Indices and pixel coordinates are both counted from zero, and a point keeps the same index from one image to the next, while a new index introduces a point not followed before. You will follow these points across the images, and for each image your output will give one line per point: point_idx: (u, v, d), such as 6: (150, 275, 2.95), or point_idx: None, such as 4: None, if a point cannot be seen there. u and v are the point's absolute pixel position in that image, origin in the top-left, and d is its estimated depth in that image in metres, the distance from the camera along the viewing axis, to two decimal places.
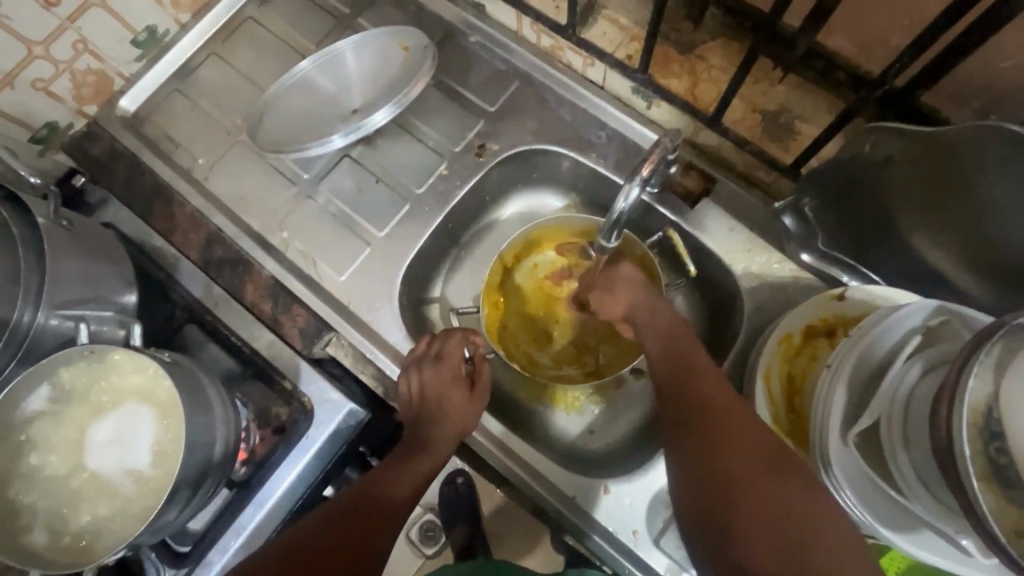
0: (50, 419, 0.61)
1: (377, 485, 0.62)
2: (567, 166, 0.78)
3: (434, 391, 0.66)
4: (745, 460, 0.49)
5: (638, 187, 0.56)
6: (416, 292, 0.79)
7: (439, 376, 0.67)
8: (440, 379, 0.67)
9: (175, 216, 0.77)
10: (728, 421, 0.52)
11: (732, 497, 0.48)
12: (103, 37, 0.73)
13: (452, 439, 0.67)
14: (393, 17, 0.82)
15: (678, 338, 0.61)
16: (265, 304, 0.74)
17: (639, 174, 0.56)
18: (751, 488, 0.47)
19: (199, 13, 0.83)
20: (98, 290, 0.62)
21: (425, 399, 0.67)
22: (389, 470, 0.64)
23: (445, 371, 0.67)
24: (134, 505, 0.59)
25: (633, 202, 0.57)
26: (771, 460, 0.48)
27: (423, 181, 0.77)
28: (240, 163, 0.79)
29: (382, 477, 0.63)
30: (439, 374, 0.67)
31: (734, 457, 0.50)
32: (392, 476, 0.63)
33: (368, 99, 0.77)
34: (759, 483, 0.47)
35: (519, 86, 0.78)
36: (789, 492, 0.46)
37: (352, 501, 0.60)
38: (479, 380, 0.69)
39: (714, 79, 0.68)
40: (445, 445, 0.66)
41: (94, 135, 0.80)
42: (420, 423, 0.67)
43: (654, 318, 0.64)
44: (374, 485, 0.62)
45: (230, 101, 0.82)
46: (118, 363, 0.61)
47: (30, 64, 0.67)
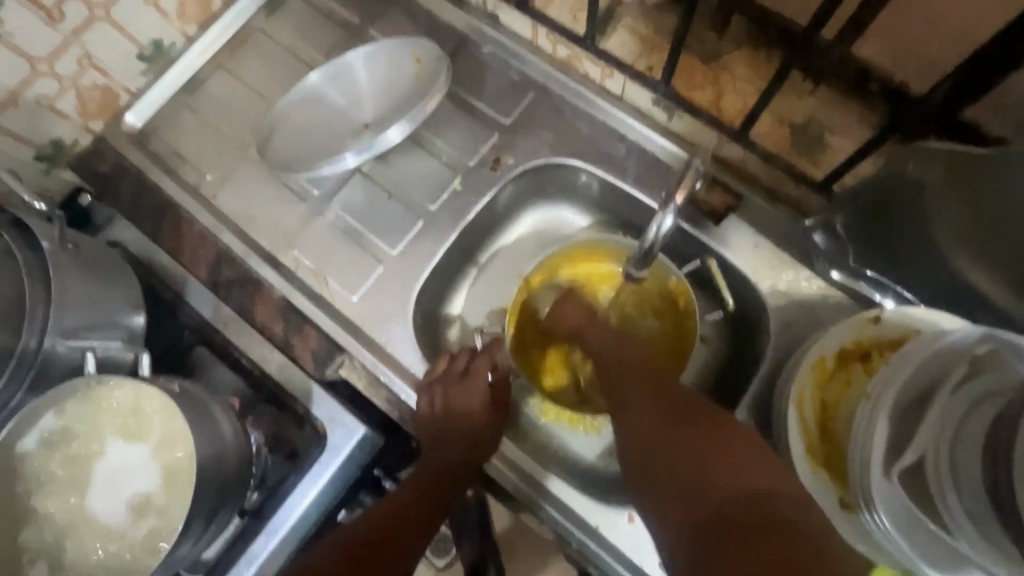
0: (57, 449, 0.59)
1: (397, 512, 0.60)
2: (584, 179, 0.76)
3: (463, 408, 0.65)
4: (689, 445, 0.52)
5: (672, 215, 0.55)
6: (429, 310, 0.77)
7: (474, 394, 0.66)
8: (472, 396, 0.66)
9: (183, 234, 0.75)
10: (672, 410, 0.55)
11: (679, 483, 0.50)
12: (108, 52, 0.71)
13: (474, 465, 0.65)
14: (404, 28, 0.80)
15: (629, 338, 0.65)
16: (276, 325, 0.72)
17: (673, 201, 0.55)
18: (707, 472, 0.49)
19: (206, 24, 0.81)
20: (106, 316, 0.61)
21: (452, 419, 0.65)
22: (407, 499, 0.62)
23: (477, 388, 0.67)
24: (144, 539, 0.57)
25: (666, 233, 0.57)
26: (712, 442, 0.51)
27: (436, 198, 0.75)
28: (250, 180, 0.77)
29: (398, 501, 0.62)
30: (470, 392, 0.66)
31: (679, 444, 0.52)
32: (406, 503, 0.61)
33: (380, 114, 0.75)
34: (708, 467, 0.50)
35: (534, 98, 0.76)
36: (731, 471, 0.48)
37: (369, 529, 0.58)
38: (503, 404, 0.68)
39: (740, 91, 0.65)
40: (467, 471, 0.65)
41: (100, 151, 0.78)
42: (439, 447, 0.65)
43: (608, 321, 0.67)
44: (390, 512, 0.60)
45: (238, 115, 0.80)
46: (126, 392, 0.59)
47: (34, 81, 0.66)
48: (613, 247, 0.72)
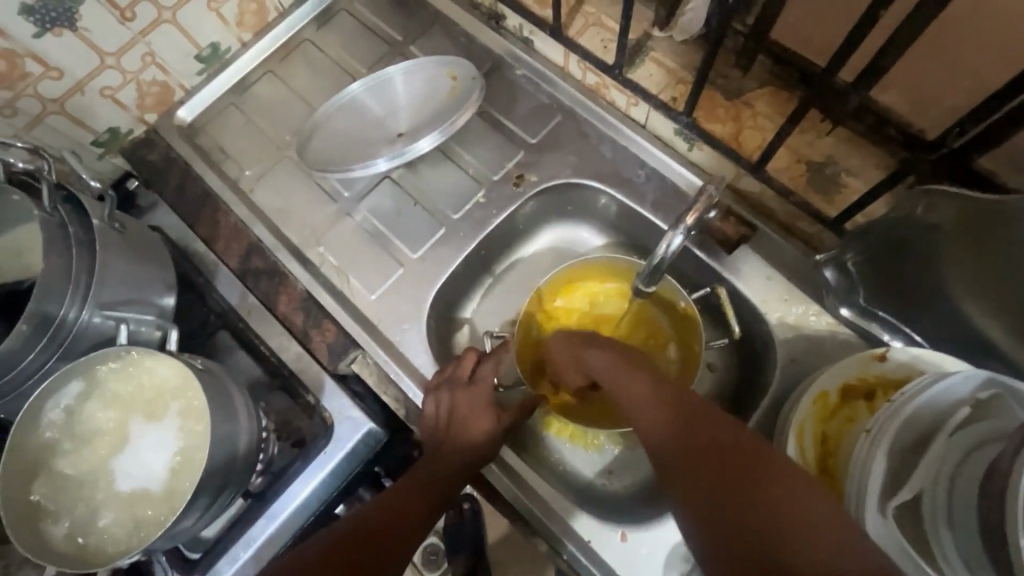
0: (83, 415, 0.63)
1: (394, 505, 0.61)
2: (604, 202, 0.78)
3: (465, 409, 0.67)
4: (744, 497, 0.42)
5: (681, 235, 0.58)
6: (443, 316, 0.79)
7: (480, 396, 0.68)
8: (475, 399, 0.68)
9: (219, 223, 0.79)
10: (721, 449, 0.44)
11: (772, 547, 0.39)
12: (170, 51, 0.77)
13: (471, 468, 0.66)
14: (443, 48, 0.85)
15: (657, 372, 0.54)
16: (297, 317, 0.75)
17: (682, 223, 0.57)
18: (778, 526, 0.39)
19: (260, 33, 0.86)
20: (141, 292, 0.65)
21: (455, 419, 0.67)
22: (403, 496, 0.62)
23: (485, 391, 0.69)
24: (150, 512, 0.59)
25: (674, 251, 0.59)
26: (794, 506, 0.40)
27: (459, 207, 0.78)
28: (286, 178, 0.81)
29: (391, 500, 0.62)
30: (473, 395, 0.68)
31: (745, 508, 0.41)
32: (404, 499, 0.62)
33: (414, 125, 0.79)
34: (778, 524, 0.39)
35: (562, 120, 0.80)
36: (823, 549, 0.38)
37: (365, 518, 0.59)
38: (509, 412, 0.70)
39: (759, 127, 0.67)
40: (464, 472, 0.66)
41: (151, 142, 0.83)
42: (440, 449, 0.66)
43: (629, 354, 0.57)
44: (383, 508, 0.61)
45: (282, 117, 0.85)
46: (148, 367, 0.63)
47: (100, 74, 0.72)
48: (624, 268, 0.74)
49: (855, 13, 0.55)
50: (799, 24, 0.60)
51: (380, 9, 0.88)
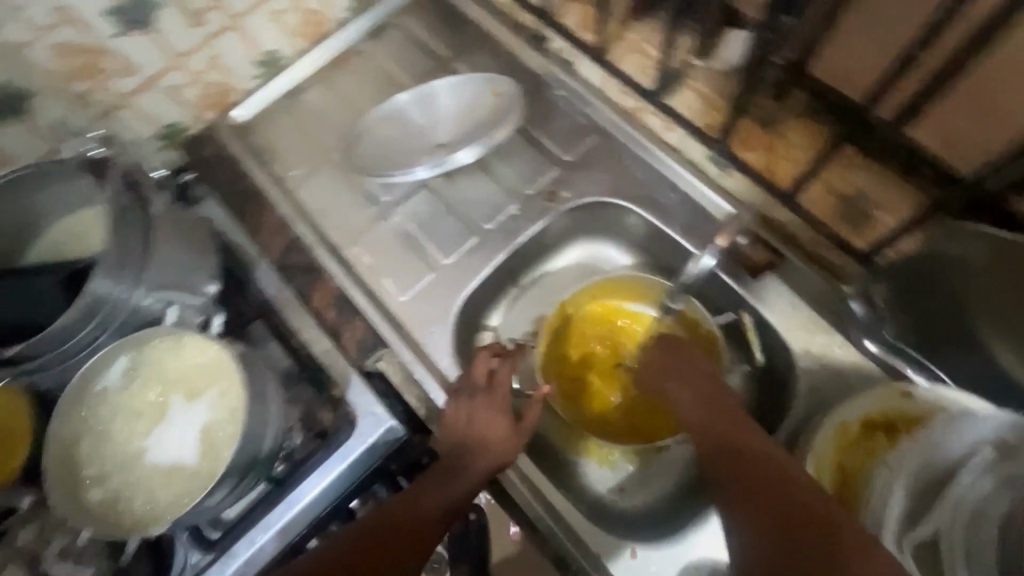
0: (122, 391, 0.66)
1: (411, 505, 0.63)
2: (633, 222, 0.80)
3: (482, 414, 0.69)
4: (793, 523, 0.51)
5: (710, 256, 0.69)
6: (469, 322, 0.80)
7: (497, 403, 0.70)
8: (492, 405, 0.69)
9: (264, 218, 0.83)
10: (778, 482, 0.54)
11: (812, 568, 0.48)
12: (233, 56, 0.83)
13: (484, 475, 0.67)
14: (486, 65, 0.89)
15: (717, 402, 0.63)
16: (329, 312, 0.78)
17: (714, 244, 0.68)
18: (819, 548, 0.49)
19: (315, 42, 0.91)
20: (184, 279, 0.69)
21: (471, 425, 0.68)
22: (419, 495, 0.64)
23: (502, 398, 0.70)
24: (180, 487, 0.62)
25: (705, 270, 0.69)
26: (836, 536, 0.49)
27: (492, 218, 0.81)
28: (329, 179, 0.85)
29: (405, 502, 0.63)
30: (490, 401, 0.69)
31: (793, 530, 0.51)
32: (422, 499, 0.63)
33: (454, 138, 0.82)
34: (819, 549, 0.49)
35: (596, 140, 0.81)
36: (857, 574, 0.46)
37: (380, 517, 0.61)
38: (527, 419, 0.70)
39: (791, 157, 0.70)
40: (478, 477, 0.66)
41: (207, 138, 0.88)
42: (455, 453, 0.67)
43: (697, 383, 0.65)
44: (396, 510, 0.62)
45: (330, 122, 0.89)
46: (188, 349, 0.66)
47: (169, 72, 0.78)
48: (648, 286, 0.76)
49: (886, 58, 0.58)
50: (831, 61, 0.62)
51: (429, 26, 0.93)
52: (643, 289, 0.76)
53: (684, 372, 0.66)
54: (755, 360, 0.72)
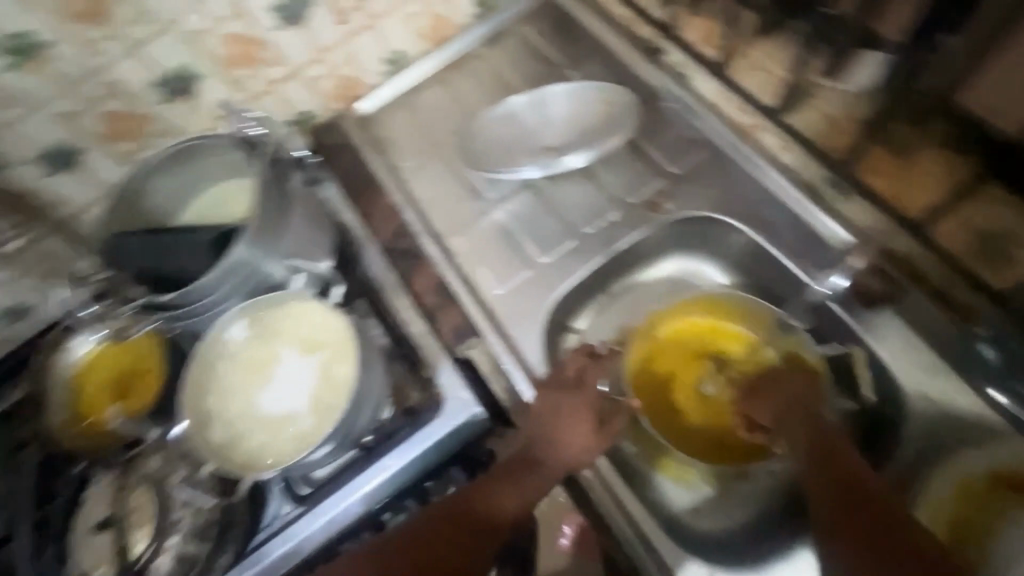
0: (247, 344, 0.72)
1: (488, 494, 0.66)
2: (737, 240, 0.79)
3: (568, 408, 0.70)
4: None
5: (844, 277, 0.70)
6: (560, 323, 0.82)
7: (584, 400, 0.71)
8: (578, 401, 0.71)
9: (378, 204, 0.89)
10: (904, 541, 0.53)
11: None
12: (366, 53, 0.91)
13: (564, 468, 0.67)
14: (599, 74, 0.91)
15: (826, 426, 0.61)
16: (428, 296, 0.82)
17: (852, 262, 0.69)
18: None
19: (438, 44, 0.97)
20: (311, 249, 0.76)
21: (557, 417, 0.69)
22: (495, 486, 0.66)
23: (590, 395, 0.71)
24: (289, 438, 0.67)
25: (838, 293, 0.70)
26: None
27: (593, 222, 0.82)
28: (440, 173, 0.90)
29: (483, 491, 0.66)
30: (577, 397, 0.71)
31: None
32: (497, 494, 0.66)
33: (564, 141, 0.84)
34: None
35: (705, 155, 0.81)
36: None
37: (462, 502, 0.66)
38: (609, 424, 0.71)
39: (924, 187, 0.66)
40: (559, 469, 0.67)
41: (332, 126, 0.96)
42: (537, 444, 0.68)
43: (813, 419, 0.62)
44: (477, 495, 0.66)
45: (444, 119, 0.94)
46: (308, 312, 0.72)
47: (312, 64, 0.87)
48: (737, 304, 0.75)
49: None
50: (987, 94, 0.58)
51: (545, 34, 0.96)
52: (734, 307, 0.75)
53: (798, 402, 0.63)
54: (867, 399, 0.68)
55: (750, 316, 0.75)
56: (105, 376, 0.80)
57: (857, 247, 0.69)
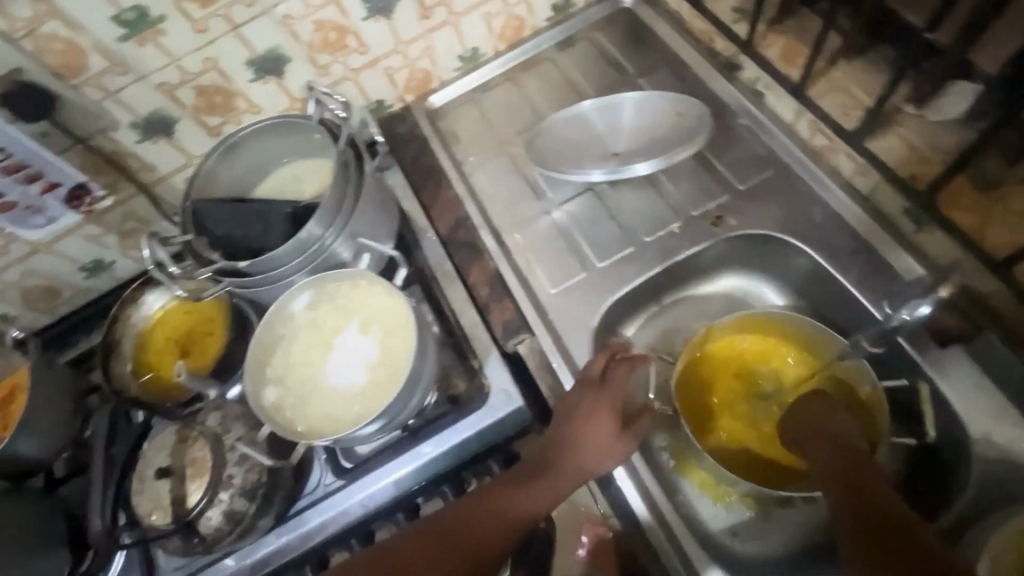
0: (309, 317, 0.75)
1: (510, 491, 0.65)
2: (801, 263, 0.77)
3: (589, 410, 0.68)
4: None
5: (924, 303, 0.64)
6: (609, 329, 0.81)
7: (606, 400, 0.68)
8: (601, 403, 0.68)
9: (440, 195, 0.91)
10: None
11: None
12: (444, 49, 0.94)
13: (585, 473, 0.66)
14: (670, 86, 0.91)
15: (854, 452, 0.59)
16: (482, 289, 0.82)
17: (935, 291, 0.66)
18: None
19: (512, 45, 0.99)
20: (377, 233, 0.79)
21: (577, 419, 0.67)
22: (513, 484, 0.66)
23: (614, 396, 0.68)
24: (342, 411, 0.69)
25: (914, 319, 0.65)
26: None
27: (653, 231, 0.82)
28: (503, 170, 0.92)
29: (500, 489, 0.66)
30: (599, 398, 0.68)
31: None
32: (514, 493, 0.65)
33: (631, 148, 0.85)
34: None
35: (774, 174, 0.80)
36: None
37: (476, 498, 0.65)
38: (633, 429, 0.68)
39: (1013, 227, 0.63)
40: (578, 474, 0.66)
41: (402, 117, 0.99)
42: (558, 440, 0.67)
43: (838, 445, 0.60)
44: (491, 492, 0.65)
45: (511, 119, 0.96)
46: (371, 292, 0.74)
47: (391, 55, 0.90)
48: (792, 325, 0.73)
49: None
50: None
51: (619, 44, 0.97)
52: (788, 327, 0.74)
53: (826, 428, 0.62)
54: (926, 437, 0.66)
55: (803, 338, 0.74)
56: (173, 338, 0.88)
57: (933, 281, 0.67)
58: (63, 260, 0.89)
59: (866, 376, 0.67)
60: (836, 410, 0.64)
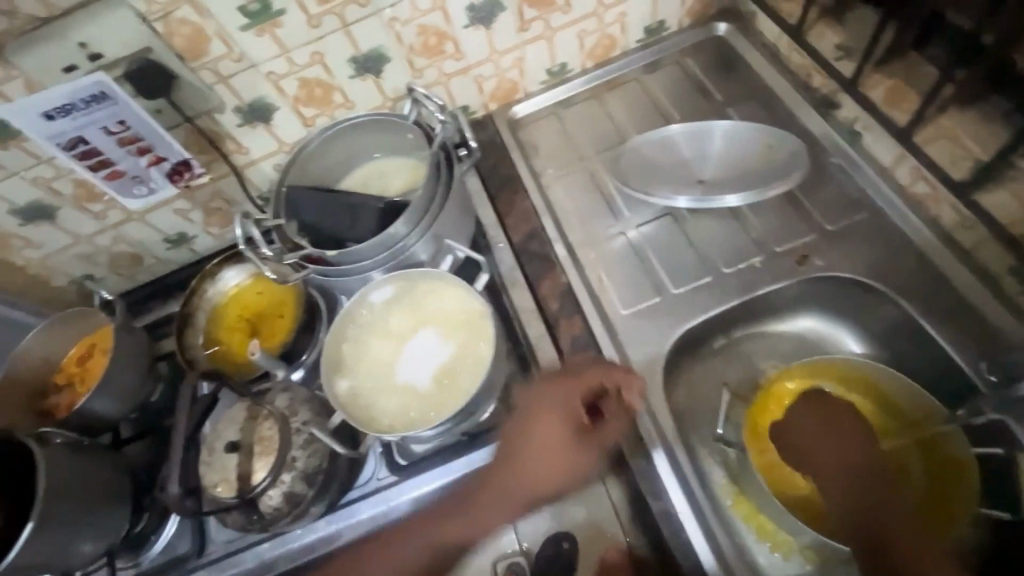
0: (386, 310, 0.76)
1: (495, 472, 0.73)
2: (889, 312, 0.74)
3: (545, 414, 0.73)
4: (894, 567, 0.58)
5: None
6: (676, 356, 0.80)
7: (561, 401, 0.72)
8: (555, 406, 0.72)
9: (516, 205, 0.91)
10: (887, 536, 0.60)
11: None
12: (535, 62, 0.95)
13: (558, 465, 0.73)
14: (759, 117, 0.90)
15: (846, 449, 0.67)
16: (552, 302, 0.82)
17: None
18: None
19: (600, 63, 1.00)
20: (456, 234, 0.80)
21: (541, 420, 0.72)
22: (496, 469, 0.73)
23: (571, 397, 0.71)
24: (411, 408, 0.70)
25: None
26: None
27: (733, 263, 0.80)
28: (580, 186, 0.92)
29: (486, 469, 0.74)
30: (553, 402, 0.72)
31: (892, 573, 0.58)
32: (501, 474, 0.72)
33: (718, 177, 0.84)
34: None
35: (865, 218, 0.78)
36: None
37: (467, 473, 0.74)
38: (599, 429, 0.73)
39: None
40: (536, 477, 0.72)
41: (484, 123, 1.00)
42: (527, 434, 0.73)
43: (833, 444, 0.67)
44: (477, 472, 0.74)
45: (594, 136, 0.96)
46: (448, 293, 0.75)
47: (484, 63, 0.91)
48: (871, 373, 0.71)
49: None
50: None
51: (709, 71, 0.97)
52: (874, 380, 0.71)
53: (825, 429, 0.69)
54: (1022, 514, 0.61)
55: (888, 392, 0.71)
56: (270, 299, 0.90)
57: None
58: (151, 229, 0.93)
59: (958, 441, 0.64)
60: (835, 411, 0.70)
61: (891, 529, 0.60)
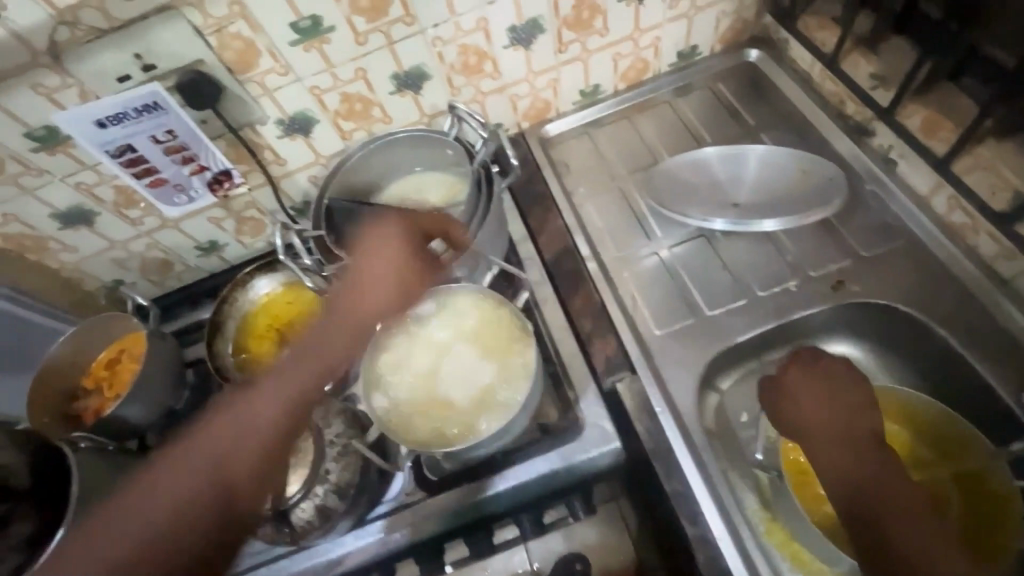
0: (425, 325, 0.77)
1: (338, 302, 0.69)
2: (928, 341, 0.74)
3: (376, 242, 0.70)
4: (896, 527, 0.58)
5: None
6: (709, 379, 0.79)
7: (399, 236, 0.70)
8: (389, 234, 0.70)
9: (548, 222, 0.91)
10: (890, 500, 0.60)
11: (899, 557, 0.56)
12: (569, 82, 0.96)
13: (372, 292, 0.69)
14: (792, 143, 0.91)
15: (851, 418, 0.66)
16: (585, 320, 0.82)
17: None
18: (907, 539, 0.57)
19: (632, 85, 1.01)
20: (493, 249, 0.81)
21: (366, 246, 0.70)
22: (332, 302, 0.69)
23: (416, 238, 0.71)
24: (449, 423, 0.70)
25: None
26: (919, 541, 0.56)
27: (768, 286, 0.80)
28: (613, 205, 0.92)
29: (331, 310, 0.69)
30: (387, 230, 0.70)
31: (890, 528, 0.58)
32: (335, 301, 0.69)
33: (753, 201, 0.84)
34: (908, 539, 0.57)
35: (901, 245, 0.79)
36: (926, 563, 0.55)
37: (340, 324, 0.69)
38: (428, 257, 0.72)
39: None
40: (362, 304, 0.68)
41: (516, 141, 1.01)
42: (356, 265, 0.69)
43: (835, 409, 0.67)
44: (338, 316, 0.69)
45: (625, 156, 0.97)
46: (488, 310, 0.76)
47: (520, 83, 0.93)
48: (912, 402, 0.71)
49: None
50: None
51: (740, 96, 0.98)
52: (913, 410, 0.71)
53: (831, 398, 0.68)
54: None
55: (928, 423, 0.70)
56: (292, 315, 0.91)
57: None
58: (185, 236, 0.94)
59: (1003, 473, 0.63)
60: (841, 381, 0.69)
61: (888, 487, 0.61)
